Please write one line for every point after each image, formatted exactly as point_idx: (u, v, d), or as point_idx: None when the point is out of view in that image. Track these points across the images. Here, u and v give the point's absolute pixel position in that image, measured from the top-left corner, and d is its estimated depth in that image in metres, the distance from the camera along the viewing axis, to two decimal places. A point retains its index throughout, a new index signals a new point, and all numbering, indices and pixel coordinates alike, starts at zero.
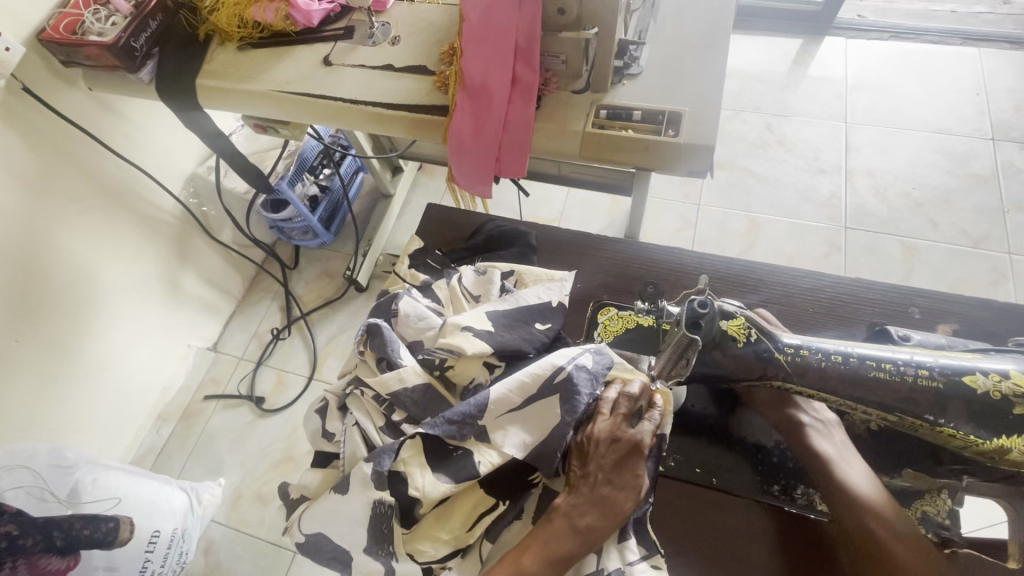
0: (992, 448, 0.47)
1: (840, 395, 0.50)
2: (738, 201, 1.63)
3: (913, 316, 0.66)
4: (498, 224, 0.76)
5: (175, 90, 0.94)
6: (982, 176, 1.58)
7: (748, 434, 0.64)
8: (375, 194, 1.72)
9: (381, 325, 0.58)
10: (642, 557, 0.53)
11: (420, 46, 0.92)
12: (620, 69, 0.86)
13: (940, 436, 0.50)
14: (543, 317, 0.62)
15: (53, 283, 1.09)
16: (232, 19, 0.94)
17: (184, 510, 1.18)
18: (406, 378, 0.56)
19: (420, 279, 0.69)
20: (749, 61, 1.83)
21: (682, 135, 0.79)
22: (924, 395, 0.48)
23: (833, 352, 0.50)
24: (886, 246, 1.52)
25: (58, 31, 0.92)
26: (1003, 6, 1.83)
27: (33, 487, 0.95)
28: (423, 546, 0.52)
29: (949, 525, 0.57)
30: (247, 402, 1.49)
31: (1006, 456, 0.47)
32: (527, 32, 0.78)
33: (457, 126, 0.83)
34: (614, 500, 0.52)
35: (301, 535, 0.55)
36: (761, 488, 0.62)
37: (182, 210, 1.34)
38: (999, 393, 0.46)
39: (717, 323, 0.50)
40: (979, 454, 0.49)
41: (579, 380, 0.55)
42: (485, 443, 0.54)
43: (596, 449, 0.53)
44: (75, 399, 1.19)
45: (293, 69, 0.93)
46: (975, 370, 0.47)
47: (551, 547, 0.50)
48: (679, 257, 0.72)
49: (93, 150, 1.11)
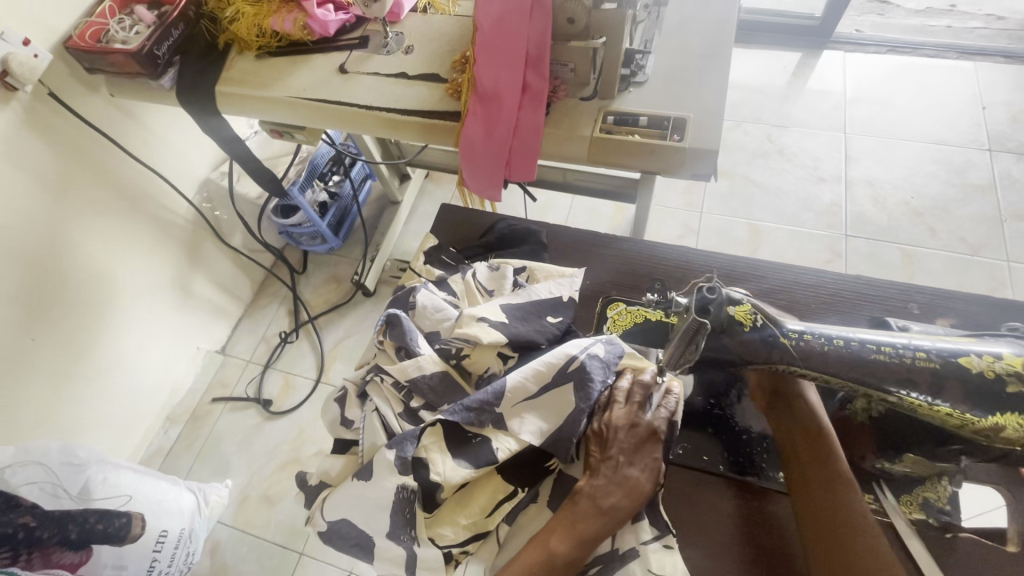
0: (987, 426, 0.48)
1: (842, 377, 0.52)
2: (740, 209, 1.66)
3: (914, 310, 0.67)
4: (509, 223, 0.78)
5: (196, 95, 0.97)
6: (979, 186, 1.61)
7: (751, 424, 0.63)
8: (383, 201, 1.76)
9: (400, 316, 0.60)
10: (654, 538, 0.53)
11: (432, 55, 0.95)
12: (626, 77, 0.89)
13: (938, 416, 0.50)
14: (554, 311, 0.65)
15: (69, 282, 1.11)
16: (252, 28, 0.97)
17: (191, 511, 1.19)
18: (424, 366, 0.58)
19: (435, 274, 0.72)
20: (750, 74, 1.88)
21: (687, 140, 0.82)
22: (922, 375, 0.49)
23: (834, 336, 0.52)
24: (886, 253, 1.55)
25: (84, 39, 0.95)
26: (997, 22, 1.87)
27: (46, 483, 0.95)
28: (444, 531, 0.55)
29: (950, 511, 0.55)
30: (255, 404, 1.51)
31: (999, 434, 0.48)
32: (537, 42, 0.82)
33: (468, 132, 0.86)
34: (635, 480, 0.54)
35: (323, 523, 0.56)
36: (766, 474, 0.60)
37: (195, 214, 1.37)
38: (993, 372, 0.48)
39: (724, 310, 0.52)
40: (975, 434, 0.50)
41: (592, 369, 0.57)
42: (502, 431, 0.56)
43: (616, 434, 0.56)
44: (88, 399, 1.21)
45: (310, 76, 0.96)
46: (969, 352, 0.49)
47: (579, 528, 0.51)
48: (684, 255, 0.74)
49: (113, 154, 1.15)
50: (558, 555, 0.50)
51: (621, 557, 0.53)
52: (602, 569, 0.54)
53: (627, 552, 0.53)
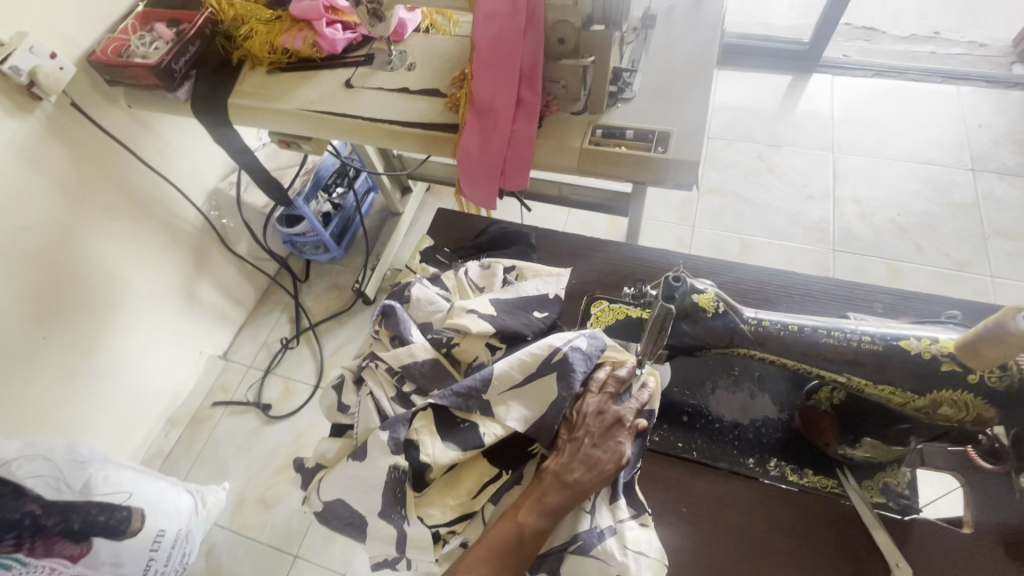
0: (924, 402, 0.52)
1: (796, 360, 0.56)
2: (731, 225, 1.71)
3: (878, 310, 0.71)
4: (501, 226, 0.83)
5: (209, 107, 1.03)
6: (963, 204, 1.66)
7: (724, 413, 0.66)
8: (385, 213, 1.81)
9: (395, 307, 0.65)
10: (632, 517, 0.58)
11: (433, 72, 1.01)
12: (614, 93, 0.94)
13: (883, 395, 0.55)
14: (540, 306, 0.69)
15: (81, 285, 1.16)
16: (264, 45, 1.03)
17: (189, 512, 1.21)
18: (416, 353, 0.62)
19: (430, 272, 0.76)
20: (741, 96, 1.95)
21: (670, 151, 0.88)
22: (867, 357, 0.53)
23: (790, 322, 0.57)
24: (873, 268, 1.59)
25: (106, 53, 1.02)
26: (980, 49, 1.95)
27: (51, 478, 0.98)
28: (432, 510, 0.58)
29: (908, 495, 0.60)
30: (255, 409, 1.53)
31: (938, 411, 0.53)
32: (531, 60, 0.88)
33: (466, 144, 0.91)
34: (597, 460, 0.57)
35: (320, 503, 0.60)
36: (736, 460, 0.64)
37: (203, 221, 1.42)
38: (930, 353, 0.51)
39: (689, 297, 0.56)
40: (918, 411, 0.54)
41: (575, 360, 0.61)
42: (490, 417, 0.59)
43: (584, 419, 0.60)
44: (93, 398, 1.24)
45: (317, 90, 1.02)
46: (909, 335, 0.52)
47: (544, 501, 0.55)
48: (666, 258, 0.78)
49: (128, 164, 1.20)
50: (525, 526, 0.54)
51: (599, 534, 0.56)
52: (583, 545, 0.56)
53: (606, 527, 0.56)
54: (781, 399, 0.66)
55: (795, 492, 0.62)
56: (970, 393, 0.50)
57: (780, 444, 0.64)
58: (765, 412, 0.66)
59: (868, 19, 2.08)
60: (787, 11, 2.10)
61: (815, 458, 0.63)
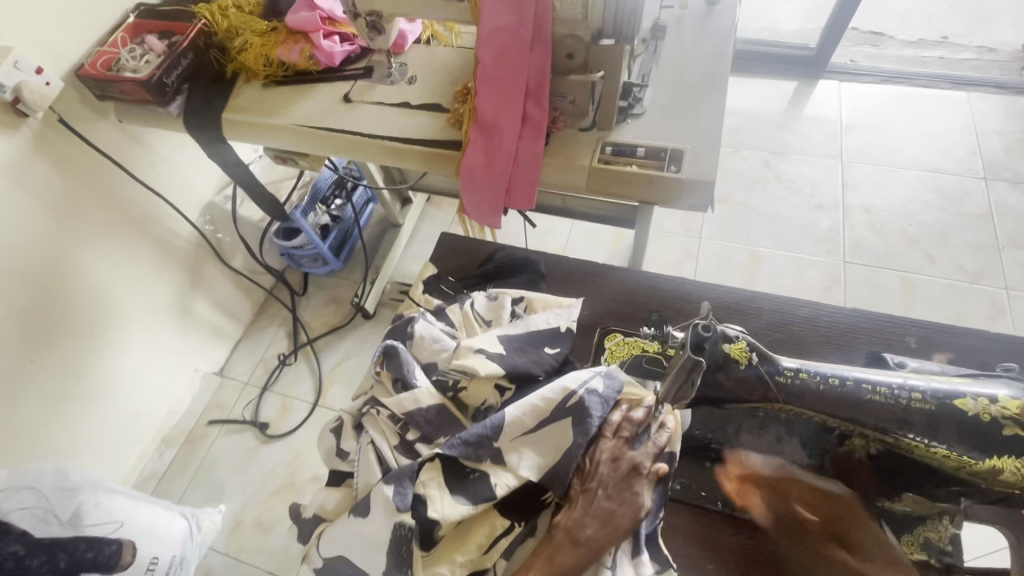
0: (985, 468, 0.48)
1: (838, 416, 0.53)
2: (739, 235, 1.67)
3: (909, 344, 0.67)
4: (508, 252, 0.79)
5: (203, 123, 0.99)
6: (976, 214, 1.62)
7: (749, 459, 0.62)
8: (385, 224, 1.77)
9: (398, 347, 0.61)
10: (656, 572, 0.53)
11: (435, 86, 0.97)
12: (624, 109, 0.90)
13: (934, 457, 0.51)
14: (552, 342, 0.65)
15: (70, 303, 1.11)
16: (259, 58, 0.99)
17: (183, 538, 1.17)
18: (420, 398, 0.58)
19: (434, 304, 0.72)
20: (747, 103, 1.91)
21: (684, 171, 0.84)
22: (918, 416, 0.49)
23: (830, 375, 0.53)
24: (884, 280, 1.55)
25: (95, 67, 0.98)
26: (988, 53, 1.91)
27: (38, 508, 0.93)
28: (440, 569, 0.53)
29: (953, 551, 0.55)
30: (252, 428, 1.49)
31: (997, 476, 0.48)
32: (538, 76, 0.84)
33: (469, 161, 0.87)
34: (611, 512, 0.53)
35: (319, 561, 0.55)
36: (762, 511, 0.60)
37: (197, 236, 1.38)
38: (989, 415, 0.48)
39: (720, 347, 0.52)
40: (971, 475, 0.50)
41: (591, 404, 0.57)
42: (501, 466, 0.55)
43: (597, 468, 0.56)
44: (83, 421, 1.20)
45: (314, 106, 0.98)
46: (965, 394, 0.49)
47: (556, 561, 0.51)
48: (681, 286, 0.74)
49: (119, 178, 1.16)
50: None
51: None
52: None
53: None
54: (810, 444, 0.60)
55: None
56: None
57: None
58: (793, 458, 0.60)
59: (875, 23, 2.04)
60: (792, 15, 2.07)
61: None
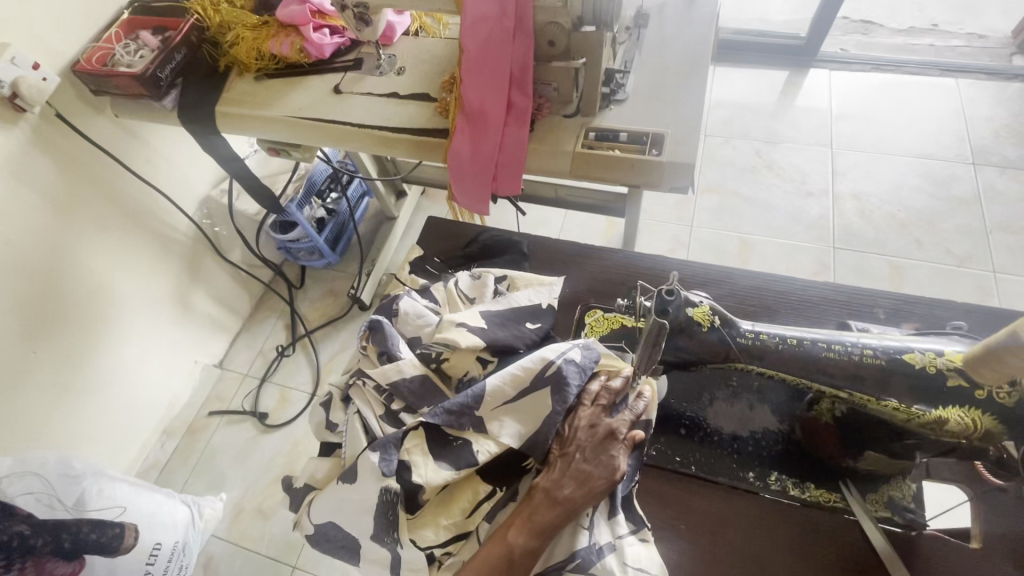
0: (931, 419, 0.52)
1: (799, 376, 0.56)
2: (729, 223, 1.69)
3: (879, 315, 0.69)
4: (491, 234, 0.81)
5: (197, 116, 1.01)
6: (965, 199, 1.63)
7: (723, 425, 0.65)
8: (380, 217, 1.79)
9: (382, 321, 0.64)
10: (631, 532, 0.56)
11: (423, 76, 1.00)
12: (607, 95, 0.92)
13: (889, 412, 0.54)
14: (533, 318, 0.68)
15: (70, 296, 1.14)
16: (251, 52, 1.01)
17: (185, 524, 1.19)
18: (405, 370, 0.61)
19: (419, 283, 0.75)
20: (738, 93, 1.92)
21: (665, 154, 0.86)
22: (869, 371, 0.54)
23: (788, 335, 0.57)
24: (873, 265, 1.57)
25: (91, 63, 1.00)
26: (978, 40, 1.92)
27: (43, 494, 0.96)
28: (425, 532, 0.56)
29: (914, 508, 0.60)
30: (251, 418, 1.52)
31: (943, 427, 0.52)
32: (521, 64, 0.86)
33: (456, 148, 0.89)
34: (588, 473, 0.55)
35: (310, 527, 0.58)
36: (735, 475, 0.63)
37: (195, 230, 1.41)
38: (936, 367, 0.52)
39: (683, 311, 0.56)
40: (921, 428, 0.54)
41: (569, 373, 0.59)
42: (482, 434, 0.57)
43: (575, 433, 0.59)
44: (86, 412, 1.22)
45: (306, 97, 1.00)
46: (913, 349, 0.53)
47: (535, 519, 0.54)
48: (661, 264, 0.77)
49: (116, 172, 1.18)
50: (515, 546, 0.53)
51: (598, 551, 0.55)
52: (581, 563, 0.54)
53: (604, 544, 0.55)
54: (780, 411, 0.65)
55: (797, 506, 0.61)
56: (975, 408, 0.51)
57: (779, 457, 0.63)
58: (764, 423, 0.65)
59: (865, 12, 2.05)
60: (783, 6, 2.08)
61: (815, 470, 0.62)
